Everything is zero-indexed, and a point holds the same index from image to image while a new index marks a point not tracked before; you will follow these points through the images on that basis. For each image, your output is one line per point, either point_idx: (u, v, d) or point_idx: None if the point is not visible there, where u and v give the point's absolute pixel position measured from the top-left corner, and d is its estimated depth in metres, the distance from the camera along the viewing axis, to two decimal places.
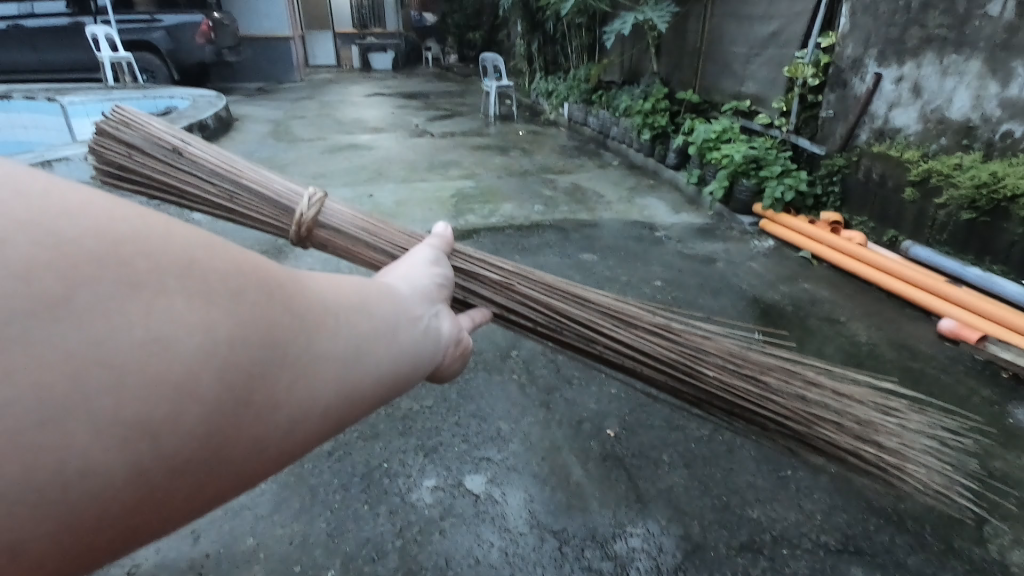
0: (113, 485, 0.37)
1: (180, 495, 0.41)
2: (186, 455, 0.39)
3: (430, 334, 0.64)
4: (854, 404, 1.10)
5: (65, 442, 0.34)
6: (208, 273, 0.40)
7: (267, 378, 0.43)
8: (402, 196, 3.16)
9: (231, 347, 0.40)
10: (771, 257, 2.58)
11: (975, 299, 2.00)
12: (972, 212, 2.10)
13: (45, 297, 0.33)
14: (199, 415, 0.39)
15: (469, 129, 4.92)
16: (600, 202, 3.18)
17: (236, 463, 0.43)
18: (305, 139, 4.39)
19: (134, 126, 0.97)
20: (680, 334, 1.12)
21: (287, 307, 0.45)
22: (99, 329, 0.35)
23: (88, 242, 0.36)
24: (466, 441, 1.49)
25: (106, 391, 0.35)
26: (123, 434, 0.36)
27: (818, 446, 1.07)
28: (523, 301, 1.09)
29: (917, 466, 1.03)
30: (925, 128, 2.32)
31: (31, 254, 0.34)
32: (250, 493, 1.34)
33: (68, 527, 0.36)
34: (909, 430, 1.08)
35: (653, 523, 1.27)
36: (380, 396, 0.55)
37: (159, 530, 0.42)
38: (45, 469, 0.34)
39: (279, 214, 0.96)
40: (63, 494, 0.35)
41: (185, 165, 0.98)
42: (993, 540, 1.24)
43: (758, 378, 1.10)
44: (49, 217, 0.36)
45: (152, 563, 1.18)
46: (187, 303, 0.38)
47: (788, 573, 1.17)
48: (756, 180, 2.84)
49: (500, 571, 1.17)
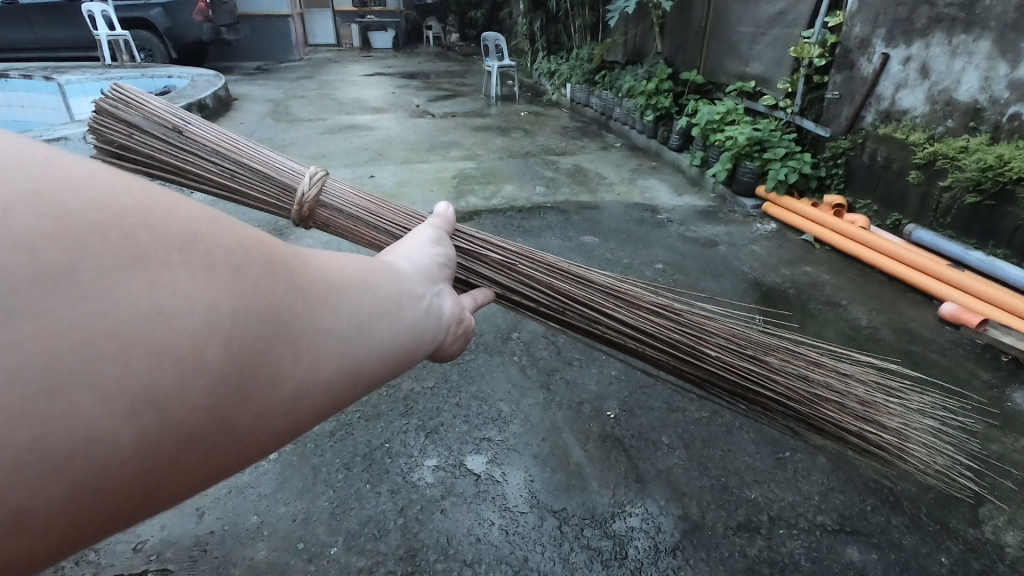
0: (120, 456, 0.36)
1: (185, 467, 0.41)
2: (192, 427, 0.39)
3: (432, 312, 0.64)
4: (856, 385, 1.11)
5: (72, 412, 0.34)
6: (211, 247, 0.40)
7: (270, 353, 0.43)
8: (403, 177, 3.14)
9: (235, 320, 0.40)
10: (773, 240, 2.57)
11: (977, 283, 1.99)
12: (977, 195, 2.09)
13: (49, 267, 0.33)
14: (205, 387, 0.39)
15: (471, 110, 4.87)
16: (602, 184, 3.16)
17: (241, 436, 0.43)
18: (305, 119, 4.35)
19: (134, 105, 0.97)
20: (681, 315, 1.13)
21: (290, 282, 0.45)
22: (104, 300, 0.35)
23: (91, 214, 0.36)
24: (467, 422, 1.50)
25: (112, 362, 0.35)
26: (129, 404, 0.36)
27: (820, 426, 1.08)
28: (526, 282, 1.08)
29: (918, 446, 1.06)
30: (931, 110, 2.28)
31: (34, 225, 0.34)
32: (253, 472, 1.35)
33: (75, 497, 0.36)
34: (908, 411, 1.10)
35: (652, 503, 1.29)
36: (382, 373, 0.55)
37: (163, 503, 0.42)
38: (52, 438, 0.33)
39: (281, 193, 0.95)
40: (69, 463, 0.35)
41: (186, 144, 0.98)
42: (988, 521, 1.25)
43: (760, 358, 1.11)
44: (51, 189, 0.36)
45: (158, 539, 1.20)
46: (191, 276, 0.38)
47: (785, 552, 1.19)
48: (760, 162, 2.82)
49: (500, 549, 1.19)
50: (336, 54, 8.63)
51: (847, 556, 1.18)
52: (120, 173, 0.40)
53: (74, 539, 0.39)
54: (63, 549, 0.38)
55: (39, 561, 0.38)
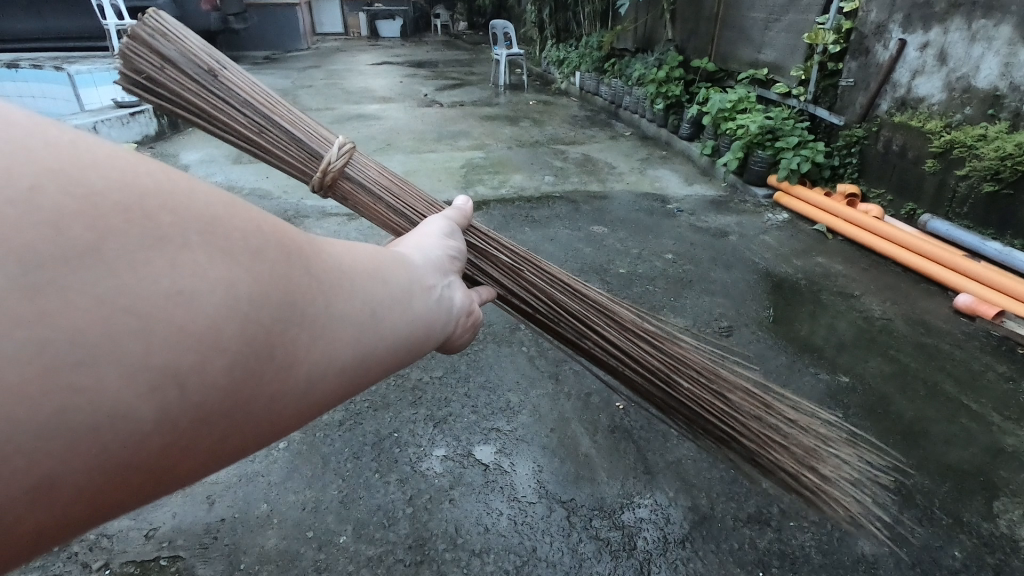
0: (143, 431, 0.36)
1: (204, 446, 0.41)
2: (212, 405, 0.39)
3: (443, 303, 0.63)
4: (803, 433, 1.05)
5: (97, 386, 0.34)
6: (231, 229, 0.40)
7: (288, 336, 0.42)
8: (411, 166, 3.13)
9: (254, 303, 0.39)
10: (785, 230, 2.54)
11: (993, 274, 1.97)
12: (995, 184, 2.06)
13: (75, 246, 0.33)
14: (223, 366, 0.39)
15: (479, 99, 4.84)
16: (611, 173, 3.13)
17: (258, 416, 0.43)
18: (313, 109, 4.35)
19: (171, 38, 0.88)
20: (663, 342, 1.10)
21: (305, 266, 0.44)
22: (125, 278, 0.34)
23: (114, 194, 0.36)
24: (475, 412, 1.50)
25: (135, 339, 0.34)
26: (153, 380, 0.35)
27: (763, 465, 1.02)
28: (529, 288, 1.07)
29: (843, 493, 0.97)
30: (949, 97, 2.23)
31: (58, 201, 0.33)
32: (263, 460, 1.36)
33: (100, 471, 0.36)
34: (846, 461, 1.03)
35: (661, 495, 1.29)
36: (391, 362, 0.54)
37: (182, 479, 0.42)
38: (79, 411, 0.33)
39: (308, 157, 0.92)
40: (94, 437, 0.34)
41: (220, 90, 0.91)
42: (1003, 515, 1.24)
43: (724, 395, 1.07)
44: (76, 166, 0.35)
45: (170, 526, 1.21)
46: (210, 258, 0.38)
47: (795, 544, 1.18)
48: (772, 151, 2.78)
49: (508, 539, 1.19)
50: (344, 43, 8.59)
51: (859, 549, 1.17)
52: (143, 154, 0.40)
53: (95, 512, 0.38)
54: (82, 523, 0.38)
55: (60, 532, 0.37)
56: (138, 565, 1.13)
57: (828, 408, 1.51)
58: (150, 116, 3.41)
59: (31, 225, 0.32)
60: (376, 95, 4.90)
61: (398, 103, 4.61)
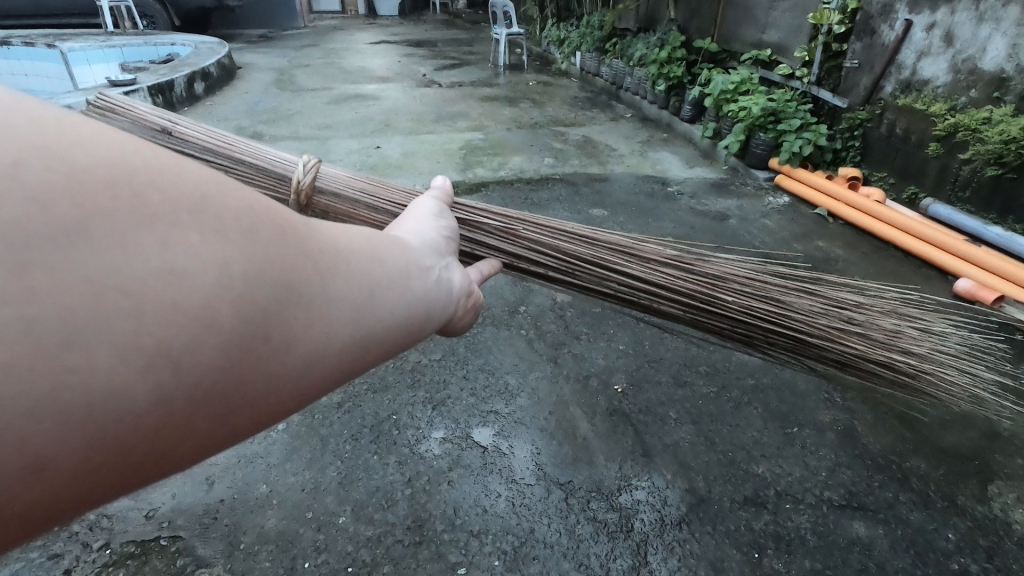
0: (137, 410, 0.36)
1: (202, 426, 0.40)
2: (208, 385, 0.39)
3: (442, 284, 0.63)
4: (880, 316, 1.04)
5: (88, 365, 0.33)
6: (222, 206, 0.39)
7: (283, 316, 0.42)
8: (409, 148, 3.10)
9: (249, 281, 0.39)
10: (786, 214, 2.52)
11: (992, 258, 1.96)
12: (998, 168, 2.05)
13: (63, 222, 0.32)
14: (217, 346, 0.38)
15: (478, 79, 4.78)
16: (612, 155, 3.10)
17: (255, 398, 0.43)
18: (310, 89, 4.29)
19: (122, 111, 1.08)
20: (693, 264, 1.08)
21: (300, 245, 0.44)
22: (113, 256, 0.33)
23: (101, 170, 0.35)
24: (474, 395, 1.50)
25: (128, 318, 0.34)
26: (146, 360, 0.35)
27: (844, 360, 1.01)
28: (533, 247, 1.06)
29: (938, 368, 0.99)
30: (954, 79, 2.21)
31: (44, 176, 0.33)
32: (262, 442, 1.36)
33: (94, 451, 0.35)
34: (936, 338, 1.03)
35: (659, 477, 1.29)
36: (389, 345, 0.54)
37: (179, 461, 0.42)
38: (69, 389, 0.33)
39: (275, 183, 0.98)
40: (86, 416, 0.34)
41: (175, 141, 1.06)
42: (997, 498, 1.25)
43: (778, 298, 1.05)
44: (61, 144, 0.34)
45: (169, 507, 1.22)
46: (202, 236, 0.37)
47: (790, 526, 1.19)
48: (775, 134, 2.74)
49: (507, 520, 1.20)
50: (340, 22, 8.45)
51: (854, 531, 1.18)
52: (128, 132, 0.39)
53: (90, 495, 0.38)
54: (76, 504, 0.38)
55: (56, 512, 0.37)
56: (138, 545, 1.14)
57: (825, 394, 1.52)
58: (145, 94, 3.36)
59: (15, 200, 0.31)
60: (374, 75, 4.83)
61: (396, 83, 4.55)
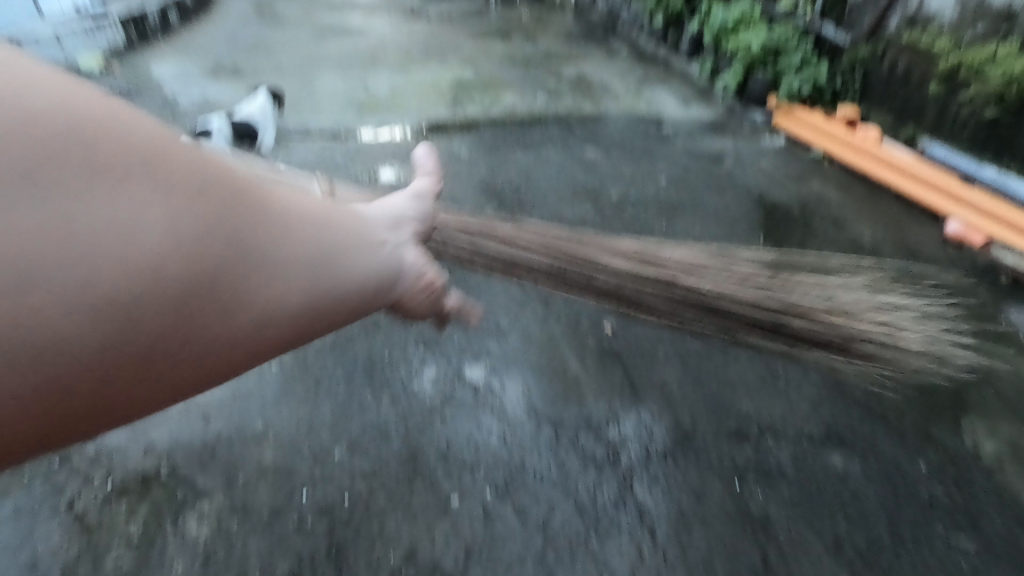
0: (88, 355, 0.44)
1: (148, 371, 0.49)
2: (152, 336, 0.47)
3: (389, 260, 0.71)
4: (846, 299, 1.17)
5: (45, 312, 0.41)
6: (174, 169, 0.46)
7: (222, 279, 0.50)
8: (397, 84, 2.98)
9: (188, 244, 0.47)
10: (781, 155, 2.44)
11: (987, 202, 1.97)
12: (998, 108, 2.07)
13: (16, 171, 0.38)
14: (159, 302, 0.46)
15: (467, 11, 4.54)
16: (606, 94, 3.01)
17: (201, 352, 0.52)
18: (290, 20, 4.07)
19: None
20: (677, 261, 1.19)
21: (241, 213, 0.51)
22: (67, 216, 0.41)
23: (58, 121, 0.40)
24: (465, 334, 1.51)
25: (77, 270, 0.41)
26: (95, 309, 0.43)
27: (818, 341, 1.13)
28: (535, 254, 1.18)
29: (898, 339, 1.12)
30: (961, 15, 2.17)
31: (7, 121, 0.38)
32: (258, 379, 1.37)
33: (49, 389, 0.44)
34: (896, 314, 1.16)
35: (646, 412, 1.34)
36: (334, 309, 0.62)
37: (131, 401, 0.51)
38: (27, 332, 0.41)
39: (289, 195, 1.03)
40: (44, 355, 0.42)
41: None
42: (968, 432, 1.32)
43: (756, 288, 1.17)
44: (17, 91, 0.39)
45: (166, 442, 1.24)
46: (148, 199, 0.44)
47: (771, 459, 1.25)
48: (773, 73, 2.66)
49: (499, 453, 1.25)
50: None
51: (831, 463, 1.25)
52: (84, 83, 0.44)
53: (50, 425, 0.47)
54: (39, 432, 0.47)
55: (21, 438, 0.46)
56: (139, 479, 1.18)
57: None
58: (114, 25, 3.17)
59: None
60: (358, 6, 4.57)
61: (381, 14, 4.32)
